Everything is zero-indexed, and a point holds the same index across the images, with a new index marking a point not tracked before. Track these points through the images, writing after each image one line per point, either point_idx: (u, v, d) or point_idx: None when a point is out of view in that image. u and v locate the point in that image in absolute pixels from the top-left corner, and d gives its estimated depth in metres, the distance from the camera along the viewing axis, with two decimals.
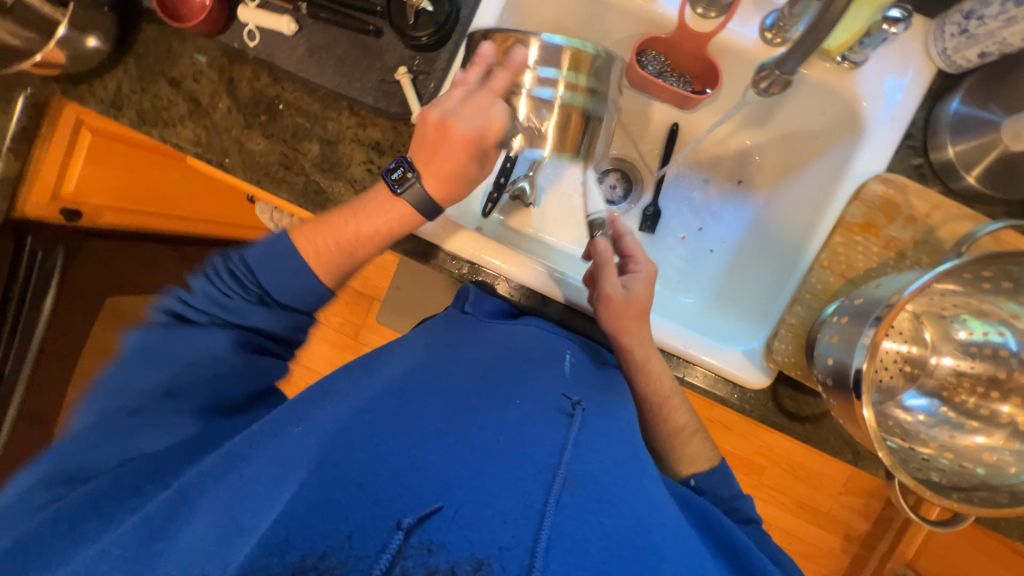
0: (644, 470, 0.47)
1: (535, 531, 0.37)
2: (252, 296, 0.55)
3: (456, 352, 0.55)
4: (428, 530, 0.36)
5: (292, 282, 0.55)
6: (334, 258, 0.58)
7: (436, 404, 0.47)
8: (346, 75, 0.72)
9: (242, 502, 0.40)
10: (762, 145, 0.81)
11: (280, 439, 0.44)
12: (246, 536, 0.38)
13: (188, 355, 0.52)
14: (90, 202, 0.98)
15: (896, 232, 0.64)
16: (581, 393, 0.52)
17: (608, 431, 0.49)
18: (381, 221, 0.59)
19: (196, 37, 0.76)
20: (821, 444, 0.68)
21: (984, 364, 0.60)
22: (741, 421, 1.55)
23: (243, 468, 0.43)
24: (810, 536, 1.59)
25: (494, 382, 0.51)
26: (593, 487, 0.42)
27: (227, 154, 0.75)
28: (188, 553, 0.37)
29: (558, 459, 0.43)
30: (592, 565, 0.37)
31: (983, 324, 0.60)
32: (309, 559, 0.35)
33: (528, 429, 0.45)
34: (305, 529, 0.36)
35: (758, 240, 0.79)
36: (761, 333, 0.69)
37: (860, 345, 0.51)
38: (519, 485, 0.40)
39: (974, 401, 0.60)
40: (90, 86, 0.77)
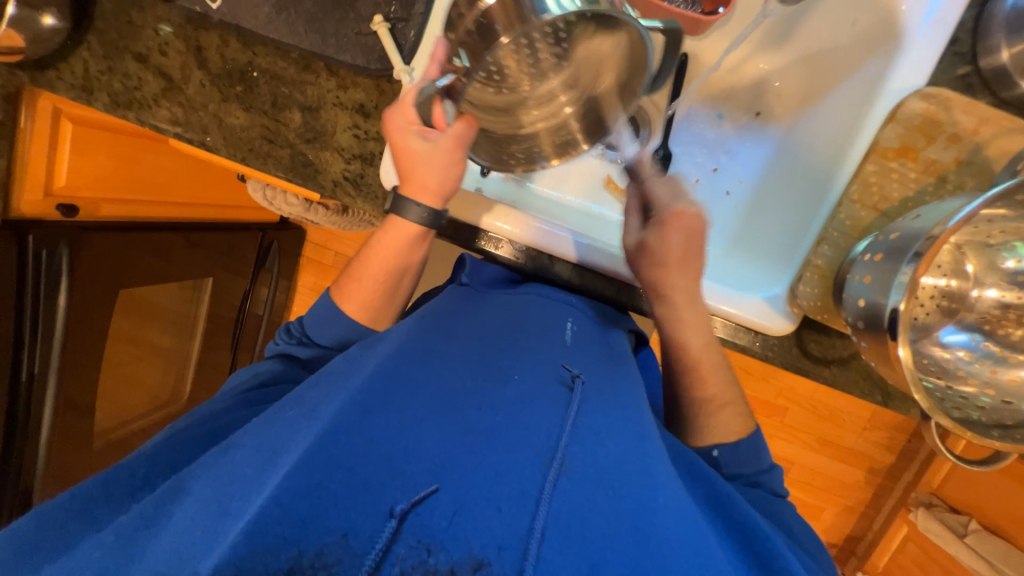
0: (650, 443, 0.43)
1: (530, 522, 0.34)
2: (296, 338, 0.62)
3: (452, 329, 0.52)
4: (423, 517, 0.34)
5: (324, 316, 0.61)
6: (359, 292, 0.61)
7: (431, 380, 0.44)
8: (319, 32, 0.66)
9: (224, 488, 0.37)
10: (781, 69, 0.73)
11: (271, 422, 0.43)
12: (223, 516, 0.34)
13: (245, 386, 0.57)
14: (85, 196, 0.97)
15: (936, 154, 0.57)
16: (582, 365, 0.50)
17: (612, 407, 0.45)
18: (386, 244, 0.61)
19: (157, 5, 0.71)
20: (849, 386, 0.66)
21: None
22: (762, 365, 1.53)
23: (231, 453, 0.41)
24: (833, 471, 1.61)
25: (491, 357, 0.48)
26: (592, 469, 0.39)
27: (208, 131, 0.71)
28: (168, 546, 0.33)
29: (557, 442, 0.39)
30: (590, 554, 0.34)
31: None
32: (304, 556, 0.31)
33: (526, 406, 0.42)
34: (302, 524, 0.32)
35: (778, 177, 0.72)
36: (784, 276, 0.65)
37: (897, 283, 0.47)
38: (516, 469, 0.37)
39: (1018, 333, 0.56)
40: (58, 70, 0.73)
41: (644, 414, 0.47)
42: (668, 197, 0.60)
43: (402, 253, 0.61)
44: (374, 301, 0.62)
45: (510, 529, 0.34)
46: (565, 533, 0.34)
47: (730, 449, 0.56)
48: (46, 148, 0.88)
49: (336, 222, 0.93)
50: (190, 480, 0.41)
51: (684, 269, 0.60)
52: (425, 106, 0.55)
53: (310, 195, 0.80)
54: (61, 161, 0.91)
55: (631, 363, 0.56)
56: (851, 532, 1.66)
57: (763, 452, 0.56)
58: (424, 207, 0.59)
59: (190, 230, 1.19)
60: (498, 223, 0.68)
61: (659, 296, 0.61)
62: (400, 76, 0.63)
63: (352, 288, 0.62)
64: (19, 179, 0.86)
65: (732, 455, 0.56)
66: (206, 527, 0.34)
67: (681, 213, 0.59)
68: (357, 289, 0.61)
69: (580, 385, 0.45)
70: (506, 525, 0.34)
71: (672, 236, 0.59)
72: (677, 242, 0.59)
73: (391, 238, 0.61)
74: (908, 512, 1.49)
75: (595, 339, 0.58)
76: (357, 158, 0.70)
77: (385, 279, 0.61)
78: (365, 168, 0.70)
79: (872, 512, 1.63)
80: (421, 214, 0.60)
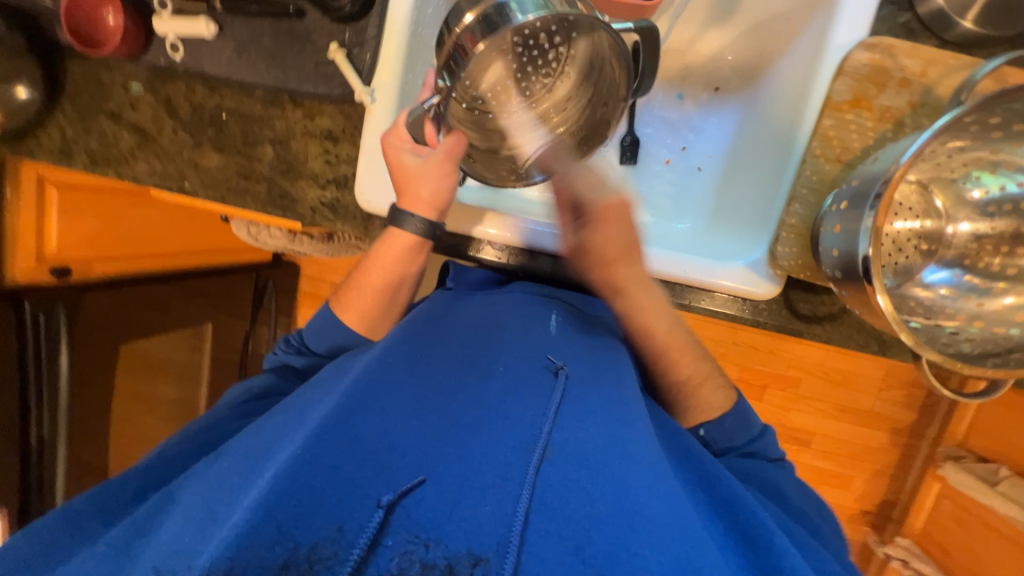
0: (636, 423, 0.43)
1: (513, 510, 0.34)
2: (293, 346, 0.62)
3: (438, 331, 0.52)
4: (410, 509, 0.34)
5: (322, 328, 0.60)
6: (362, 304, 0.60)
7: (416, 381, 0.44)
8: (280, 67, 0.68)
9: (217, 494, 0.37)
10: (732, 44, 0.76)
11: (260, 433, 0.43)
12: (215, 523, 0.34)
13: (243, 396, 0.57)
14: (79, 257, 0.97)
15: (890, 101, 0.58)
16: (567, 356, 0.50)
17: (597, 391, 0.46)
18: (386, 255, 0.61)
19: (122, 63, 0.73)
20: (844, 341, 0.66)
21: (1006, 221, 0.55)
22: (767, 338, 1.52)
23: (221, 463, 0.41)
24: (856, 436, 1.59)
25: (476, 355, 0.49)
26: (577, 453, 0.38)
27: (185, 176, 0.74)
28: (163, 550, 0.34)
29: (541, 429, 0.39)
30: (574, 535, 0.34)
31: (998, 177, 0.55)
32: (301, 550, 0.32)
33: (510, 398, 0.42)
34: (296, 518, 0.33)
35: (744, 147, 0.74)
36: (762, 240, 0.65)
37: (863, 230, 0.48)
38: (500, 458, 0.37)
39: (998, 262, 0.56)
40: (36, 139, 0.75)
41: (632, 397, 0.47)
42: (592, 194, 0.63)
43: (403, 266, 0.61)
44: (372, 314, 0.61)
45: (494, 518, 0.34)
46: (548, 517, 0.34)
47: (715, 426, 0.57)
48: (34, 214, 0.90)
49: (323, 249, 0.95)
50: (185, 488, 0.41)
51: (632, 257, 0.62)
52: (416, 126, 0.59)
53: (293, 225, 0.82)
54: (50, 226, 0.92)
55: (613, 348, 0.57)
56: (884, 496, 1.63)
57: (751, 421, 0.57)
58: (421, 219, 0.61)
59: (184, 278, 1.20)
60: (486, 229, 0.68)
61: (617, 292, 0.62)
62: (362, 97, 0.65)
63: (351, 297, 0.61)
64: (10, 247, 0.87)
65: (719, 431, 0.57)
66: (200, 528, 0.35)
67: (615, 205, 0.62)
68: (356, 299, 0.61)
69: (563, 374, 0.45)
70: (489, 514, 0.34)
71: (611, 230, 0.62)
72: (616, 235, 0.61)
73: (392, 250, 0.61)
74: (938, 468, 1.46)
75: (580, 327, 0.58)
76: (332, 182, 0.72)
77: (384, 291, 0.61)
78: (340, 191, 0.72)
79: (901, 473, 1.60)
80: (418, 226, 0.61)
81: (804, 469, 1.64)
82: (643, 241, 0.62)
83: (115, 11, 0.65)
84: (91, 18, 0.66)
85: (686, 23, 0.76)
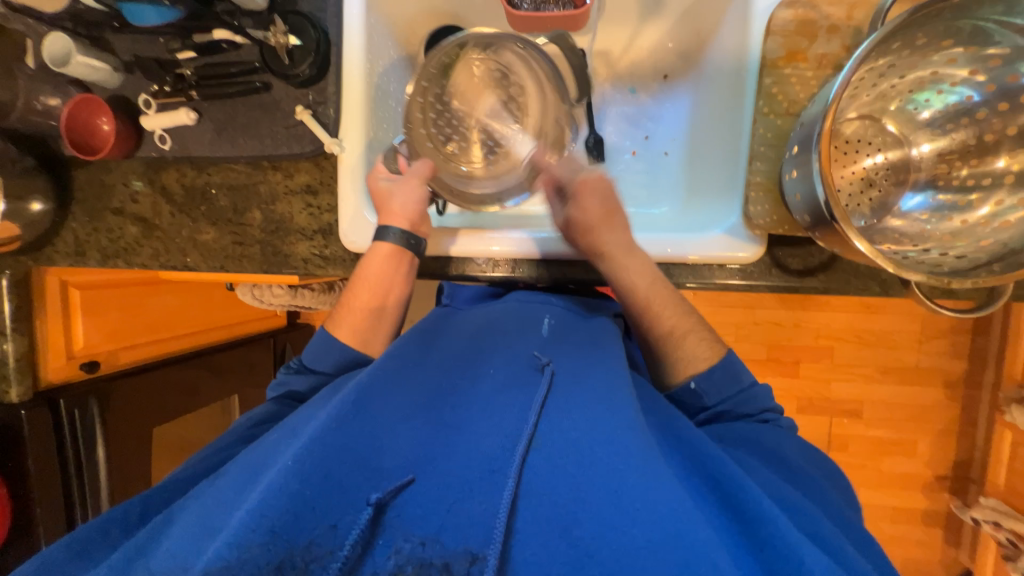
0: (626, 407, 0.44)
1: (499, 501, 0.37)
2: (295, 366, 0.65)
3: (431, 340, 0.55)
4: (401, 509, 0.38)
5: (321, 347, 0.63)
6: (359, 320, 0.65)
7: (410, 387, 0.46)
8: (256, 137, 0.74)
9: (211, 511, 0.39)
10: (671, 31, 0.79)
11: (256, 449, 0.45)
12: (211, 534, 0.36)
13: (251, 419, 0.58)
14: (104, 349, 1.03)
15: (824, 48, 0.60)
16: (554, 350, 0.52)
17: (585, 378, 0.47)
18: (373, 270, 0.66)
19: (119, 163, 0.80)
20: (842, 288, 0.64)
21: (963, 132, 0.58)
22: (788, 311, 1.47)
23: (219, 480, 0.43)
24: (908, 397, 1.48)
25: (465, 359, 0.51)
26: (565, 443, 0.40)
27: (186, 253, 0.79)
28: (167, 557, 0.36)
29: (528, 423, 0.42)
30: (560, 517, 0.37)
31: (941, 96, 0.58)
32: (295, 551, 0.35)
33: (498, 398, 0.45)
34: (291, 521, 0.35)
35: (702, 122, 0.75)
36: (734, 205, 0.66)
37: (814, 173, 0.49)
38: (487, 454, 0.40)
39: (965, 174, 0.58)
40: (53, 245, 0.83)
41: (623, 381, 0.47)
42: (571, 173, 0.71)
43: (389, 278, 0.67)
44: (364, 327, 0.66)
45: (482, 511, 0.37)
46: (532, 501, 0.38)
47: (705, 377, 0.59)
48: (60, 318, 0.95)
49: (325, 300, 0.98)
50: (183, 508, 0.43)
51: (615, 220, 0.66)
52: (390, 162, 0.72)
53: (291, 280, 0.86)
54: (74, 326, 0.98)
55: (606, 336, 0.57)
56: (957, 458, 1.49)
57: (739, 373, 0.59)
58: (403, 231, 0.67)
59: (205, 354, 1.25)
60: (486, 244, 0.71)
61: (596, 256, 0.66)
62: (333, 148, 0.71)
63: (342, 317, 0.67)
64: (42, 352, 0.93)
65: (709, 382, 0.58)
66: (192, 540, 0.36)
67: (586, 180, 0.69)
68: (350, 315, 0.66)
69: (550, 369, 0.47)
70: (482, 507, 0.37)
71: (588, 200, 0.67)
72: (593, 205, 0.67)
73: (375, 262, 0.66)
74: (1005, 415, 1.35)
75: (575, 324, 0.58)
76: (318, 232, 0.76)
77: (371, 302, 0.66)
78: (327, 239, 0.76)
79: (969, 429, 1.47)
80: (401, 238, 0.67)
81: (862, 442, 1.53)
82: (617, 206, 0.68)
83: (108, 118, 0.73)
84: (87, 129, 0.74)
85: (620, 23, 0.80)
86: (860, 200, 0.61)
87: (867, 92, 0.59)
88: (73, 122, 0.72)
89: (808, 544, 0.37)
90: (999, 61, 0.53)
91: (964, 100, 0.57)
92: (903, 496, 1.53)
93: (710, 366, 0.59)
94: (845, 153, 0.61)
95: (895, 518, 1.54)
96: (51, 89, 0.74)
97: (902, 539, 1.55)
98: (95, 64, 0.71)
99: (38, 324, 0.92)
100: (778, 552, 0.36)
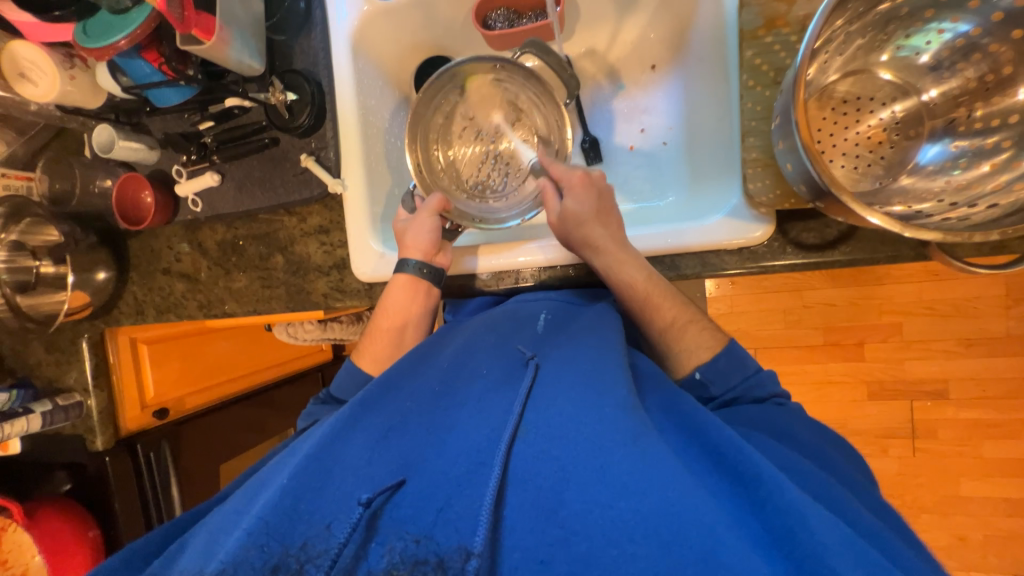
0: (614, 389, 0.44)
1: (485, 491, 0.39)
2: (322, 396, 0.69)
3: (428, 351, 0.59)
4: (393, 509, 0.41)
5: (347, 379, 0.69)
6: (382, 347, 0.70)
7: (403, 396, 0.51)
8: (271, 188, 0.80)
9: (218, 529, 0.44)
10: (651, 21, 0.77)
11: (266, 469, 0.50)
12: (218, 548, 0.41)
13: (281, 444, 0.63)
14: (171, 396, 1.14)
15: (805, 9, 0.57)
16: (542, 345, 0.54)
17: (570, 366, 0.48)
18: (395, 299, 0.69)
19: (163, 229, 0.90)
20: (870, 256, 0.59)
21: (974, 69, 0.53)
22: (841, 290, 1.35)
23: (225, 504, 0.48)
24: (999, 370, 1.30)
25: (458, 363, 0.54)
26: (549, 428, 0.42)
27: (224, 301, 0.87)
28: (182, 567, 0.42)
29: (511, 413, 0.44)
30: (548, 501, 0.38)
31: (925, 35, 0.54)
32: (289, 552, 0.39)
33: (488, 395, 0.47)
34: (286, 527, 0.40)
35: (695, 107, 0.73)
36: (734, 185, 0.63)
37: (799, 147, 0.47)
38: (474, 446, 0.42)
39: (981, 114, 0.53)
40: (118, 308, 0.94)
41: (610, 362, 0.48)
42: (568, 170, 0.67)
43: (408, 305, 0.70)
44: (387, 354, 0.70)
45: (470, 506, 0.39)
46: (519, 490, 0.39)
47: (709, 366, 0.57)
48: (133, 371, 1.06)
49: (354, 331, 1.03)
50: (194, 535, 0.47)
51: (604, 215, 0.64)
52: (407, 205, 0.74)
53: (317, 315, 0.91)
54: (145, 377, 1.09)
55: (604, 320, 0.57)
56: None
57: (745, 359, 0.57)
58: (419, 262, 0.69)
59: (262, 391, 1.34)
60: (513, 258, 0.71)
61: (590, 249, 0.62)
62: (337, 189, 0.76)
63: (366, 344, 0.71)
64: (121, 403, 1.03)
65: (714, 371, 0.56)
66: (204, 552, 0.42)
67: (584, 176, 0.66)
68: (372, 344, 0.70)
69: (534, 362, 0.49)
70: (468, 500, 0.39)
71: (583, 195, 0.65)
72: (586, 202, 0.64)
73: (398, 293, 0.69)
74: None
75: (572, 315, 0.60)
76: (333, 268, 0.81)
77: (392, 327, 0.69)
78: (342, 272, 0.80)
79: None
80: (419, 269, 0.69)
81: (954, 426, 1.35)
82: (609, 202, 0.65)
83: (149, 191, 0.82)
84: (134, 202, 0.84)
85: (599, 25, 0.79)
86: (869, 159, 0.58)
87: (846, 48, 0.56)
88: (123, 197, 0.83)
89: (831, 523, 0.35)
90: None
91: (965, 34, 0.52)
92: (1014, 485, 1.33)
93: (713, 356, 0.57)
94: (844, 114, 0.58)
95: (1007, 511, 1.34)
96: (105, 173, 0.85)
97: (1021, 536, 1.34)
98: (135, 146, 0.80)
99: (114, 378, 1.02)
100: (776, 509, 0.35)
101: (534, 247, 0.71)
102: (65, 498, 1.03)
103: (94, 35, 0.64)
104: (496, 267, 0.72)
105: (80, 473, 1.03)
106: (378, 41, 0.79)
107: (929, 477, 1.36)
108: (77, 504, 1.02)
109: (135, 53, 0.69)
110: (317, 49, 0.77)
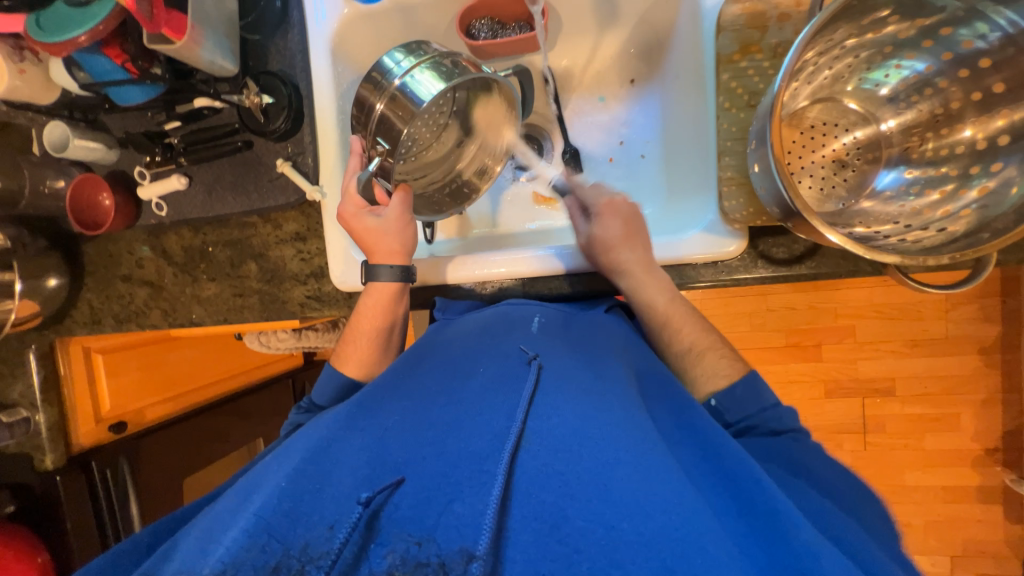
0: (613, 405, 0.47)
1: (486, 498, 0.39)
2: (303, 403, 0.68)
3: (427, 357, 0.60)
4: (392, 509, 0.41)
5: (327, 385, 0.68)
6: (365, 352, 0.69)
7: (405, 401, 0.52)
8: (244, 194, 0.76)
9: (208, 531, 0.43)
10: (630, 38, 0.79)
11: (261, 469, 0.50)
12: (208, 551, 0.40)
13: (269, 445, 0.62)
14: (130, 409, 1.08)
15: (776, 37, 0.61)
16: (541, 346, 0.56)
17: (568, 376, 0.51)
18: (371, 304, 0.68)
19: (123, 233, 0.84)
20: (833, 271, 0.63)
21: (927, 104, 0.59)
22: (802, 294, 1.43)
23: (216, 504, 0.48)
24: (940, 368, 1.41)
25: (458, 365, 0.56)
26: (552, 437, 0.43)
27: (191, 310, 0.83)
28: (173, 564, 0.40)
29: (514, 419, 0.45)
30: (549, 516, 0.38)
31: (882, 70, 0.60)
32: (289, 553, 0.38)
33: (489, 396, 0.49)
34: (283, 530, 0.40)
35: (673, 122, 0.75)
36: (710, 202, 0.66)
37: (774, 170, 0.50)
38: (477, 453, 0.43)
39: (932, 146, 0.59)
40: (71, 316, 0.88)
41: (607, 382, 0.51)
42: (596, 194, 0.71)
43: (389, 310, 0.69)
44: (370, 359, 0.70)
45: (472, 511, 0.39)
46: (525, 498, 0.40)
47: (726, 394, 0.58)
48: (86, 383, 0.99)
49: (330, 338, 1.01)
50: (183, 533, 0.46)
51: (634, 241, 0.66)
52: (367, 191, 0.66)
53: (292, 324, 0.88)
54: (101, 389, 1.02)
55: (603, 335, 0.62)
56: (1006, 428, 1.41)
57: (761, 390, 0.57)
58: (395, 266, 0.68)
59: (230, 400, 1.28)
60: (497, 268, 0.72)
61: (614, 274, 0.66)
62: (314, 196, 0.73)
63: (349, 349, 0.70)
64: (73, 418, 0.97)
65: (730, 398, 0.58)
66: (194, 553, 0.40)
67: (609, 201, 0.69)
68: (353, 349, 0.69)
69: (536, 361, 0.51)
70: (472, 505, 0.39)
71: (610, 220, 0.68)
72: (615, 225, 0.67)
73: (375, 297, 0.68)
74: None
75: (563, 325, 0.63)
76: (310, 276, 0.79)
77: (376, 333, 0.69)
78: (320, 281, 0.78)
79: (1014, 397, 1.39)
80: (394, 272, 0.68)
81: (900, 420, 1.45)
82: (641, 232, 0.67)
83: (108, 194, 0.77)
84: (90, 205, 0.79)
85: (580, 37, 0.80)
86: (834, 182, 0.63)
87: (816, 78, 0.60)
88: (77, 200, 0.77)
89: (830, 554, 0.36)
90: (949, 29, 0.54)
91: (920, 72, 0.58)
92: (951, 473, 1.44)
93: (730, 384, 0.59)
94: (812, 138, 0.63)
95: (946, 498, 1.45)
96: (56, 172, 0.79)
97: (957, 519, 1.46)
98: (92, 146, 0.75)
99: (66, 391, 0.95)
100: (792, 548, 0.36)
101: (518, 257, 0.72)
102: (8, 522, 0.95)
103: (50, 29, 0.60)
104: (479, 278, 0.73)
105: (26, 495, 0.95)
106: (357, 45, 0.77)
107: (878, 468, 1.47)
108: (22, 528, 0.95)
109: (95, 49, 0.64)
110: (293, 51, 0.75)
